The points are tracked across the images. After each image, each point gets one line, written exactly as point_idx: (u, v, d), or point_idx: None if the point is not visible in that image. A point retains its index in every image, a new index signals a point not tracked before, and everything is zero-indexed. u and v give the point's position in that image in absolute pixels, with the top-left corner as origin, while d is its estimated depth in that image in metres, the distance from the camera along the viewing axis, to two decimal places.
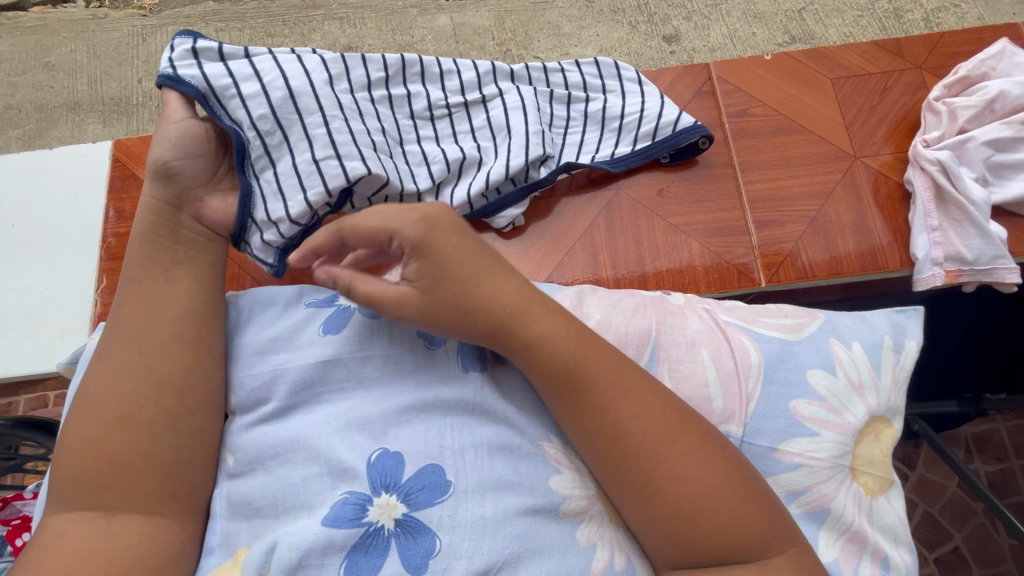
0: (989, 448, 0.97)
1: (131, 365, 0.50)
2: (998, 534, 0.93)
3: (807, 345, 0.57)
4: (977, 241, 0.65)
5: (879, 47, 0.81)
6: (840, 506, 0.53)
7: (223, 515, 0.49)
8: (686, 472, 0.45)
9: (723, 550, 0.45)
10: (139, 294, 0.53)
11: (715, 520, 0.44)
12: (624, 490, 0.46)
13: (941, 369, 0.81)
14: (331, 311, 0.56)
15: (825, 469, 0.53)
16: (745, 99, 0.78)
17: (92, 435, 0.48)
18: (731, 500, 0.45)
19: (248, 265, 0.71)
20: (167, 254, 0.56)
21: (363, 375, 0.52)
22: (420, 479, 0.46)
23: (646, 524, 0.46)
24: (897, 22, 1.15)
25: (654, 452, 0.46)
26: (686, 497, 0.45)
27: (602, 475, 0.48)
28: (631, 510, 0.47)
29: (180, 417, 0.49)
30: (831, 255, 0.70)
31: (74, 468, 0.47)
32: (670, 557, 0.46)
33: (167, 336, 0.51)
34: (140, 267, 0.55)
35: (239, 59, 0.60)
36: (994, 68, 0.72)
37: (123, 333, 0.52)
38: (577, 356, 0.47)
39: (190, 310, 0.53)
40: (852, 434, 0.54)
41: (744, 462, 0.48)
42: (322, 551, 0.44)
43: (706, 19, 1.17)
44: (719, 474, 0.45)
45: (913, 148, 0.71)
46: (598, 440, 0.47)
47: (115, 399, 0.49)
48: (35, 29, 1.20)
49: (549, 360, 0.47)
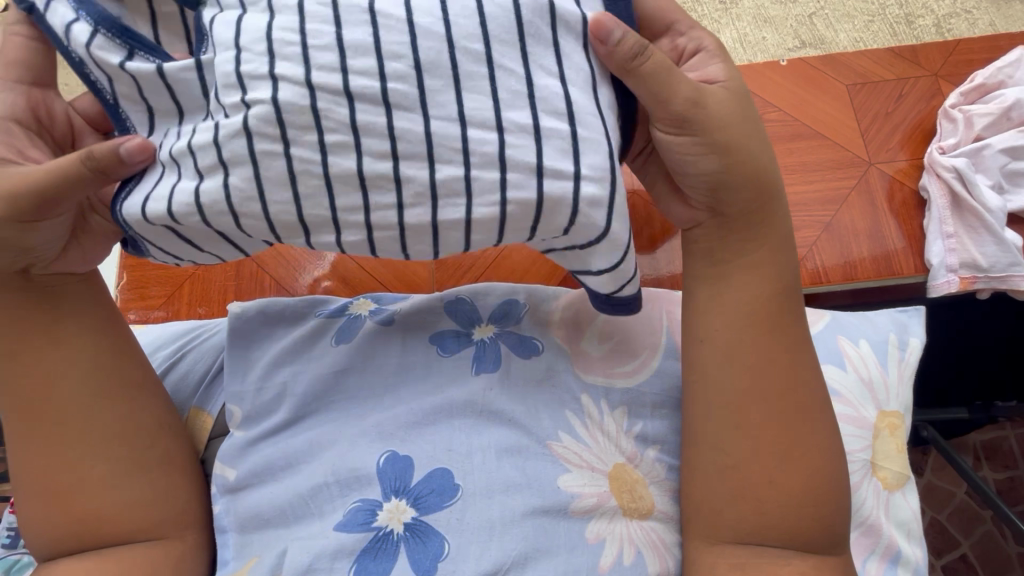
0: (998, 456, 0.97)
1: (53, 429, 0.47)
2: (1006, 541, 0.92)
3: (819, 341, 0.57)
4: (993, 248, 0.66)
5: (894, 53, 0.81)
6: (860, 498, 0.53)
7: (231, 529, 0.49)
8: (793, 455, 0.46)
9: (754, 494, 0.46)
10: (38, 360, 0.47)
11: (805, 498, 0.46)
12: (721, 419, 0.48)
13: (953, 376, 0.82)
14: (342, 321, 0.57)
15: (852, 463, 0.53)
16: (759, 104, 0.78)
17: (46, 499, 0.46)
18: (813, 479, 0.46)
19: (264, 263, 0.71)
20: (46, 307, 0.48)
21: (375, 382, 0.53)
22: (430, 483, 0.47)
23: (732, 482, 0.47)
24: (908, 28, 1.15)
25: (778, 443, 0.47)
26: (780, 477, 0.46)
27: (727, 471, 0.47)
28: (724, 466, 0.47)
29: (128, 449, 0.48)
30: (845, 259, 0.70)
31: (33, 521, 0.47)
32: (738, 529, 0.46)
33: (84, 384, 0.48)
34: (19, 334, 0.47)
35: None
36: (1010, 77, 0.73)
37: (35, 402, 0.47)
38: (768, 295, 0.49)
39: (99, 354, 0.49)
40: (869, 429, 0.55)
41: (842, 477, 0.47)
42: (332, 555, 0.45)
43: (717, 23, 1.17)
44: (814, 466, 0.46)
45: (929, 155, 0.72)
46: (744, 420, 0.47)
47: (55, 461, 0.46)
48: None
49: (748, 290, 0.49)
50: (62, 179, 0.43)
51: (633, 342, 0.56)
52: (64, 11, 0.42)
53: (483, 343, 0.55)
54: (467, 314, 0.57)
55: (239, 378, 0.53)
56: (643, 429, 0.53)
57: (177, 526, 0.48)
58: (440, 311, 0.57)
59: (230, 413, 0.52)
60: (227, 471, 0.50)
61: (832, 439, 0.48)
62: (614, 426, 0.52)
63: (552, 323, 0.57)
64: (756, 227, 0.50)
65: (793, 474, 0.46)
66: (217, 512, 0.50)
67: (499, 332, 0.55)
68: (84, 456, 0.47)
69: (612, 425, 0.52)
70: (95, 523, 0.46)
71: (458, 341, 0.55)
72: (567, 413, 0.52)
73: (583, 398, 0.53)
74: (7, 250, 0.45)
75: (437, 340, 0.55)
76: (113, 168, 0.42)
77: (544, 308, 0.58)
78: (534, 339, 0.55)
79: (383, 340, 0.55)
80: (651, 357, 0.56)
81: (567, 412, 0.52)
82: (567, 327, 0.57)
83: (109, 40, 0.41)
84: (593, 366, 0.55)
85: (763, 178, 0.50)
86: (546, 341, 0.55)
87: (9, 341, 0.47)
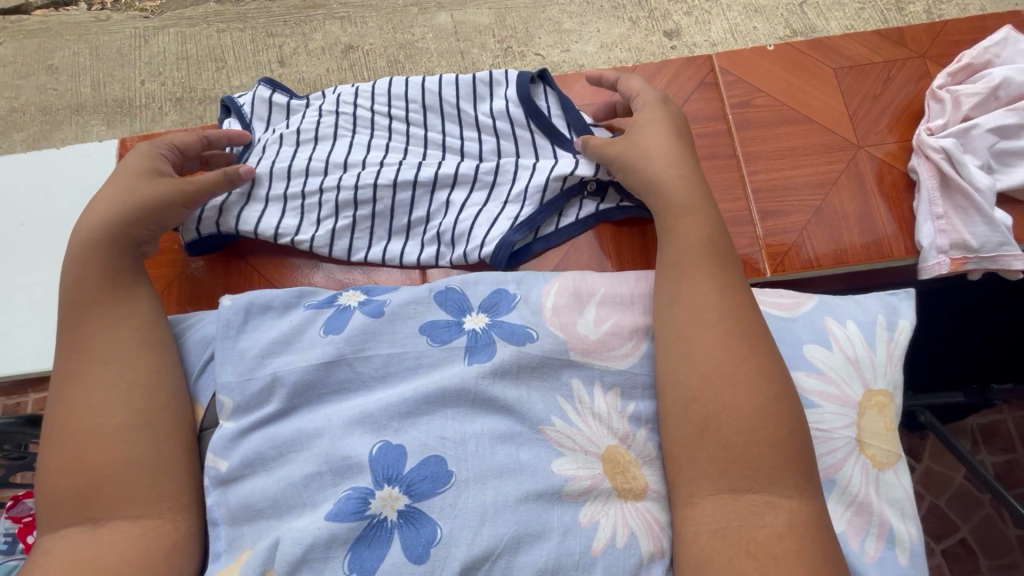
0: (995, 439, 0.97)
1: (85, 380, 0.50)
2: (1004, 524, 0.92)
3: (802, 323, 0.58)
4: (982, 228, 0.66)
5: (882, 36, 0.81)
6: (846, 476, 0.53)
7: (222, 521, 0.49)
8: (739, 383, 0.48)
9: (744, 466, 0.46)
10: (95, 315, 0.53)
11: (757, 429, 0.46)
12: (667, 354, 0.51)
13: (950, 359, 0.81)
14: (331, 312, 0.57)
15: (835, 438, 0.54)
16: (748, 89, 0.78)
17: (62, 457, 0.48)
18: (767, 402, 0.47)
19: (255, 262, 0.71)
20: (109, 272, 0.56)
21: (366, 373, 0.53)
22: (423, 470, 0.47)
23: (694, 414, 0.48)
24: (898, 14, 1.15)
25: (721, 372, 0.48)
26: (728, 404, 0.47)
27: (681, 406, 0.49)
28: (686, 401, 0.49)
29: (144, 408, 0.50)
30: (837, 244, 0.70)
31: (46, 481, 0.48)
32: (707, 471, 0.47)
33: (125, 343, 0.53)
34: (86, 288, 0.54)
35: (280, 112, 0.73)
36: (997, 56, 0.73)
37: (82, 352, 0.52)
38: (702, 242, 0.55)
39: (149, 322, 0.55)
40: (853, 406, 0.54)
41: (801, 416, 0.48)
42: (326, 544, 0.45)
43: (707, 14, 1.17)
44: (761, 394, 0.47)
45: (917, 136, 0.71)
46: (690, 351, 0.50)
47: (77, 416, 0.49)
48: (38, 32, 1.21)
49: (683, 240, 0.56)
50: (207, 183, 0.63)
51: (627, 326, 0.56)
52: (257, 92, 0.73)
53: (474, 333, 0.54)
54: (457, 304, 0.57)
55: (231, 370, 0.53)
56: (637, 410, 0.53)
57: (171, 506, 0.48)
58: (428, 301, 0.57)
59: (220, 404, 0.52)
60: (219, 462, 0.50)
61: (789, 379, 0.50)
62: (606, 411, 0.52)
63: (544, 308, 0.56)
64: (688, 191, 0.58)
65: (782, 451, 0.46)
66: (210, 504, 0.49)
67: (491, 322, 0.55)
68: (102, 413, 0.49)
69: (603, 410, 0.52)
70: (100, 488, 0.47)
71: (449, 331, 0.55)
72: (559, 397, 0.52)
73: (574, 385, 0.53)
74: (149, 223, 0.59)
75: (427, 331, 0.55)
76: (236, 178, 0.65)
77: (536, 296, 0.57)
78: (529, 328, 0.54)
79: (374, 332, 0.54)
80: (643, 340, 0.55)
81: (560, 399, 0.52)
82: (560, 314, 0.56)
83: (274, 102, 0.73)
84: (591, 355, 0.54)
85: (688, 162, 0.61)
86: (541, 331, 0.54)
87: (74, 292, 0.54)
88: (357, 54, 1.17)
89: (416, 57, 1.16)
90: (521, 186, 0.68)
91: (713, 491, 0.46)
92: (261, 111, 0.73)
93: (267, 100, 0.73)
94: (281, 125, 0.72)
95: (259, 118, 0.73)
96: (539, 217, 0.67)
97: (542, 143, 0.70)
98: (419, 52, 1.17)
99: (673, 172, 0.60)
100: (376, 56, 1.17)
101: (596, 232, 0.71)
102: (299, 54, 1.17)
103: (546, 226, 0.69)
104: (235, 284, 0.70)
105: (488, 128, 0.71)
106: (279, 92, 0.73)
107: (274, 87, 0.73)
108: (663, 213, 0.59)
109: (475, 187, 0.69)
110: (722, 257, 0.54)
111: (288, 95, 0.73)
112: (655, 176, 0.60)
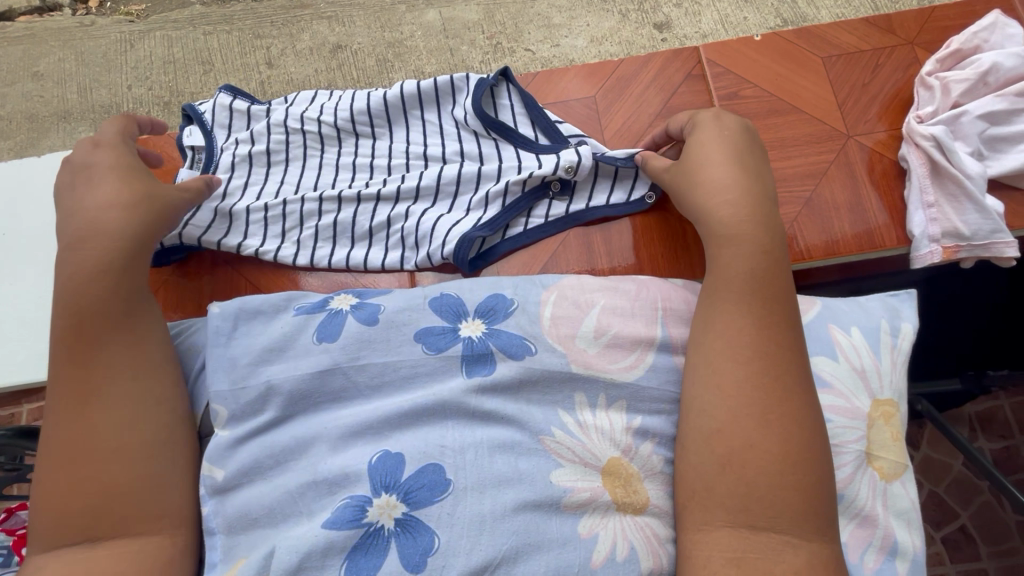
0: (993, 426, 0.97)
1: (86, 394, 0.48)
2: (1003, 510, 0.92)
3: (809, 333, 0.57)
4: (974, 216, 0.65)
5: (869, 23, 0.80)
6: (854, 491, 0.53)
7: (218, 529, 0.48)
8: (768, 429, 0.46)
9: (745, 472, 0.45)
10: (102, 326, 0.50)
11: (779, 477, 0.45)
12: (699, 391, 0.50)
13: (942, 347, 0.81)
14: (322, 316, 0.56)
15: (845, 453, 0.53)
16: (736, 80, 0.77)
17: (62, 472, 0.46)
18: (793, 448, 0.46)
19: (240, 266, 0.70)
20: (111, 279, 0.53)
21: (361, 381, 0.52)
22: (420, 478, 0.47)
23: (716, 450, 0.47)
24: (888, 1, 1.14)
25: (750, 417, 0.47)
26: (751, 450, 0.46)
27: (702, 443, 0.48)
28: (710, 435, 0.48)
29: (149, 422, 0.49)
30: (828, 236, 0.70)
31: (45, 499, 0.46)
32: (728, 510, 0.45)
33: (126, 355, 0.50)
34: (89, 297, 0.51)
35: (242, 122, 0.72)
36: (986, 41, 0.72)
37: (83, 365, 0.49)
38: (750, 274, 0.51)
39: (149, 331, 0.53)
40: (863, 419, 0.54)
41: (826, 459, 0.47)
42: (322, 553, 0.44)
43: (697, 5, 1.16)
44: (786, 441, 0.46)
45: (907, 125, 0.71)
46: (723, 391, 0.48)
47: (81, 432, 0.47)
48: (23, 39, 1.19)
49: (728, 270, 0.52)
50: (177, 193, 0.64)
51: (629, 337, 0.55)
52: (220, 100, 0.73)
53: (470, 340, 0.54)
54: (453, 309, 0.56)
55: (223, 377, 0.52)
56: (643, 423, 0.52)
57: (169, 521, 0.48)
58: (422, 307, 0.56)
59: (214, 412, 0.51)
60: (216, 471, 0.49)
61: (819, 421, 0.48)
62: (606, 422, 0.52)
63: (542, 317, 0.56)
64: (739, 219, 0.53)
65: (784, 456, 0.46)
66: (205, 513, 0.49)
67: (488, 331, 0.54)
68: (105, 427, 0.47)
69: (608, 421, 0.52)
70: (105, 506, 0.46)
71: (443, 338, 0.54)
72: (559, 409, 0.52)
73: (575, 395, 0.52)
74: None
75: (423, 338, 0.54)
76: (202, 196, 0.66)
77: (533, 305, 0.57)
78: (526, 339, 0.54)
79: (368, 340, 0.54)
80: (646, 352, 0.55)
81: (559, 410, 0.52)
82: (558, 325, 0.55)
83: (237, 110, 0.72)
84: (592, 363, 0.53)
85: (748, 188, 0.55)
86: (539, 344, 0.54)
87: (72, 301, 0.50)
88: (345, 54, 1.16)
89: (405, 55, 1.15)
90: (484, 193, 0.68)
91: (731, 523, 0.45)
92: (222, 118, 0.72)
93: (225, 108, 0.72)
94: (245, 134, 0.72)
95: (220, 125, 0.72)
96: (503, 218, 0.67)
97: (503, 138, 0.70)
98: (408, 50, 1.16)
99: (730, 198, 0.55)
100: (364, 55, 1.16)
101: (585, 231, 0.70)
102: (286, 55, 1.16)
103: (513, 227, 0.69)
104: (221, 290, 0.70)
105: (452, 136, 0.71)
106: (240, 98, 0.73)
107: (233, 93, 0.73)
108: (709, 240, 0.55)
109: (437, 198, 0.69)
110: (768, 291, 0.51)
111: (249, 101, 0.73)
112: (700, 205, 0.57)
